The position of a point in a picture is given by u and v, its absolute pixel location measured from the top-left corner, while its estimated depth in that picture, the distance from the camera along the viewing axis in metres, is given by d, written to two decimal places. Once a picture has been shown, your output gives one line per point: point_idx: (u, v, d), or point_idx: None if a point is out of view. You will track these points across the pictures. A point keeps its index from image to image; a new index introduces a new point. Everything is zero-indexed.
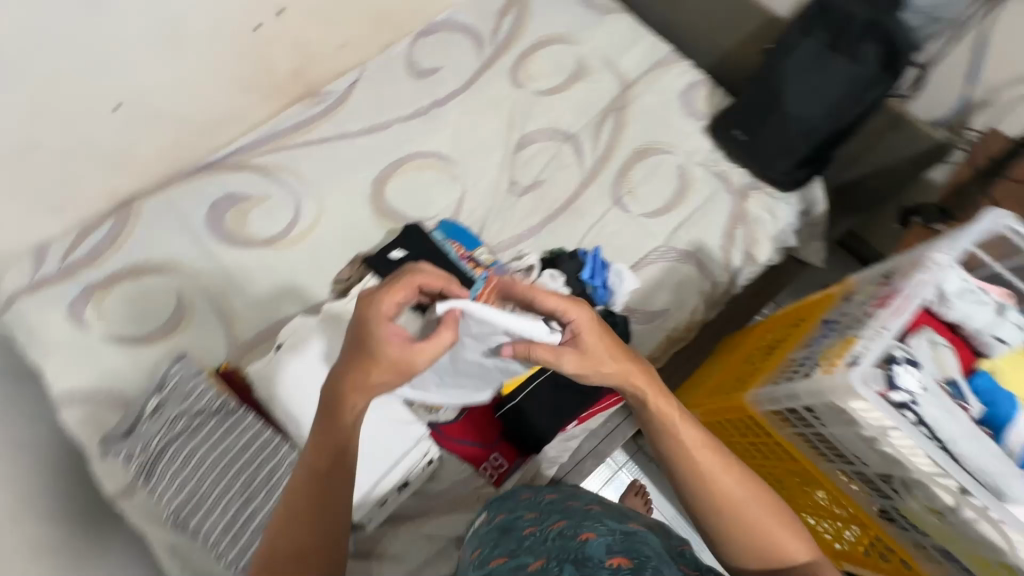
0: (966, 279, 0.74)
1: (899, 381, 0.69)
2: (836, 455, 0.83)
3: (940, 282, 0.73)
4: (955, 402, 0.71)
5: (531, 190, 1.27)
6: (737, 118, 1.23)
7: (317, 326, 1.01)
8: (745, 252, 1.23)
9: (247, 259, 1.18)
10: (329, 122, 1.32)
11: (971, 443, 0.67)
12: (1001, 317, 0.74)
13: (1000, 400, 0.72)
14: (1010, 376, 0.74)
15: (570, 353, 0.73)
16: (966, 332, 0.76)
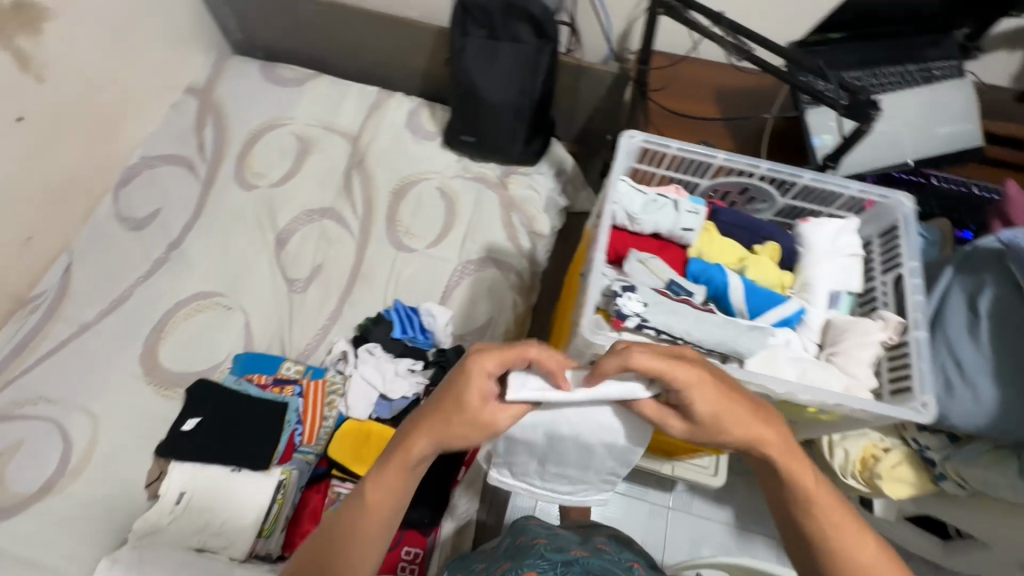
0: (639, 187, 0.66)
1: (624, 311, 0.59)
2: None
3: (618, 202, 0.65)
4: (678, 301, 0.61)
5: (314, 279, 1.22)
6: (460, 125, 1.29)
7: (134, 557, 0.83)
8: (530, 231, 1.30)
9: (23, 525, 0.96)
10: (59, 324, 1.14)
11: (705, 326, 0.59)
12: (678, 206, 0.65)
13: (714, 275, 0.64)
14: (712, 249, 0.66)
15: (676, 415, 0.55)
16: (665, 234, 0.66)
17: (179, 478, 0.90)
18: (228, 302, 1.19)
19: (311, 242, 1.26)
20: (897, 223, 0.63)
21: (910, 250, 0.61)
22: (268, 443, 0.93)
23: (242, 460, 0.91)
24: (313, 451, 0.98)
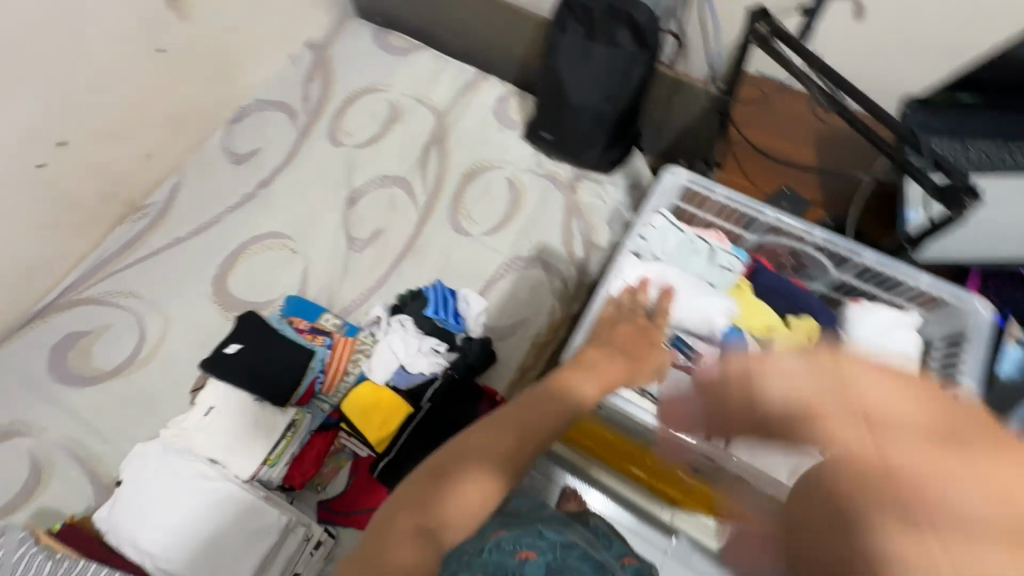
0: (684, 232, 0.90)
1: None
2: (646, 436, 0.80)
3: (652, 239, 0.90)
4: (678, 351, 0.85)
5: (372, 241, 1.28)
6: (540, 121, 1.30)
7: (199, 428, 0.96)
8: (588, 240, 1.25)
9: (98, 398, 1.15)
10: (157, 235, 1.32)
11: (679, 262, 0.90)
12: (712, 261, 0.91)
13: (730, 335, 0.85)
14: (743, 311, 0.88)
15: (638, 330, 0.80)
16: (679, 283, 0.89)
17: (211, 396, 0.99)
18: (294, 246, 1.29)
19: (378, 207, 1.33)
20: (968, 328, 0.82)
21: (966, 365, 0.80)
22: (291, 384, 0.99)
23: (262, 388, 0.98)
24: (329, 402, 1.05)
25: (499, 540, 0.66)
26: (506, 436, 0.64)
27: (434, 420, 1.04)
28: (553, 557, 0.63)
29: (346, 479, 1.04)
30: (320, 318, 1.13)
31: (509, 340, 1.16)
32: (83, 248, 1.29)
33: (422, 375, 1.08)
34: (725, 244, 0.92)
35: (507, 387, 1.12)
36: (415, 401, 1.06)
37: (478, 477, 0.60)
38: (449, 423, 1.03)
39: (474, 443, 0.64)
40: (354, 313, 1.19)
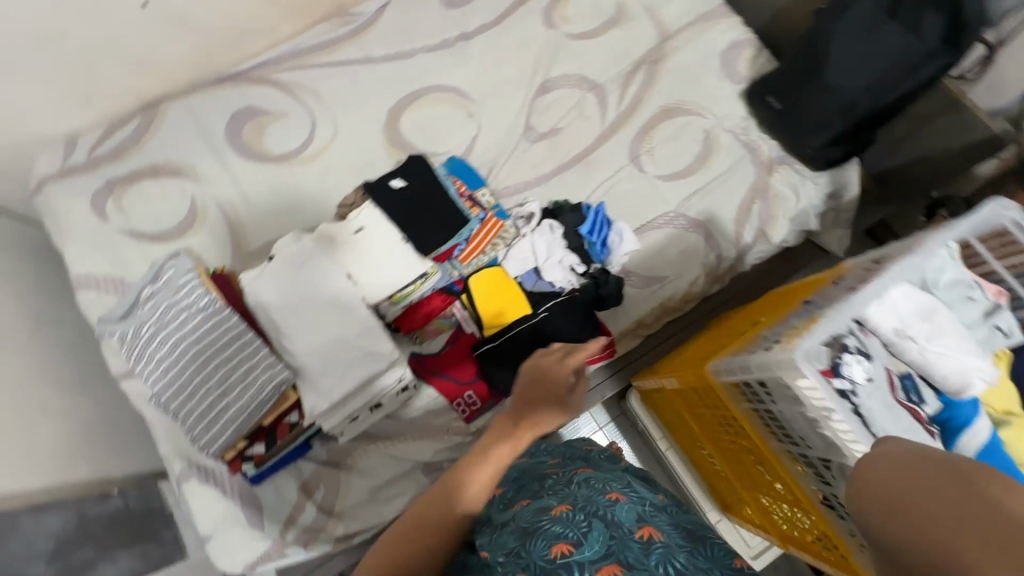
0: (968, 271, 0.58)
1: (846, 365, 0.49)
2: (785, 434, 0.62)
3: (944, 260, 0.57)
4: (908, 397, 0.52)
5: (547, 137, 1.24)
6: (774, 85, 1.15)
7: (348, 240, 0.98)
8: (761, 230, 1.16)
9: (259, 176, 1.22)
10: (353, 46, 1.30)
11: (951, 292, 0.57)
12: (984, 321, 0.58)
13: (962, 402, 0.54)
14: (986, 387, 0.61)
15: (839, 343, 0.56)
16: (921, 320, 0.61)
17: (365, 218, 1.00)
18: (472, 110, 1.26)
19: (566, 106, 1.26)
20: None
21: None
22: (440, 241, 1.01)
23: (412, 235, 1.00)
24: (459, 271, 1.05)
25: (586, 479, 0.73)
26: (503, 437, 0.72)
27: (549, 332, 1.04)
28: (645, 509, 0.68)
29: (444, 343, 1.09)
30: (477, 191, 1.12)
31: (640, 292, 1.13)
32: (286, 31, 1.31)
33: (550, 286, 1.08)
34: (1001, 300, 0.60)
35: (619, 332, 1.12)
36: (535, 305, 1.07)
37: (484, 475, 0.68)
38: (557, 340, 1.04)
39: (467, 467, 0.68)
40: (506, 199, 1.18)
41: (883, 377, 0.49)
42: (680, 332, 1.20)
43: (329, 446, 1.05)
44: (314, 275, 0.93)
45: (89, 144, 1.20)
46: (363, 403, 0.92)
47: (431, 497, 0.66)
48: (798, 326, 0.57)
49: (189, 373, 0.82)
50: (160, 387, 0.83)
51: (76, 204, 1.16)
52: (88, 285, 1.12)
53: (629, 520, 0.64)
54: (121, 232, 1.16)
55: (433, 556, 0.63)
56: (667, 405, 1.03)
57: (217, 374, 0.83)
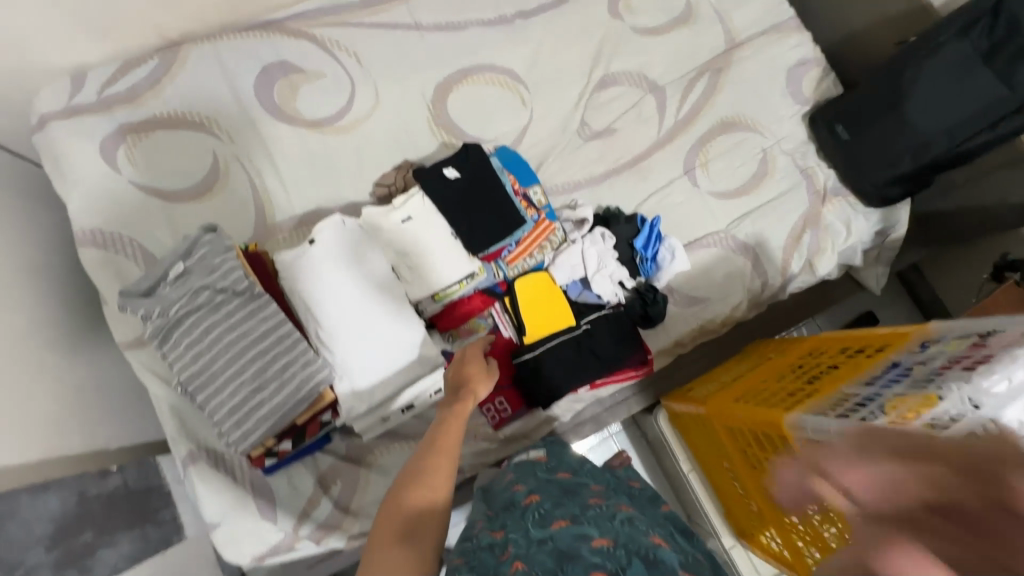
0: None
1: None
2: None
3: None
4: None
5: (601, 137, 1.18)
6: (843, 113, 1.10)
7: (396, 230, 0.93)
8: (808, 261, 1.14)
9: (290, 140, 1.12)
10: (403, 7, 1.19)
11: None
12: None
13: None
14: None
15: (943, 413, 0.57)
16: None
17: (416, 207, 0.95)
18: (526, 96, 1.19)
19: (623, 105, 1.20)
20: None
21: None
22: (492, 239, 0.95)
23: (463, 231, 0.95)
24: (504, 272, 1.00)
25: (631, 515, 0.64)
26: (434, 438, 0.70)
27: (591, 345, 1.00)
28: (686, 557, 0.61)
29: None
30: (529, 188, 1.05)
31: (682, 311, 1.10)
32: None
33: (596, 297, 1.04)
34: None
35: (656, 350, 1.09)
36: (577, 314, 1.03)
37: (438, 473, 0.66)
38: (597, 356, 1.01)
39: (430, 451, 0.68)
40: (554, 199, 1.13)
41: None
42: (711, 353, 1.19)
43: (349, 441, 1.00)
44: (358, 264, 0.88)
45: (100, 81, 1.06)
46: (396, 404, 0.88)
47: (414, 489, 0.64)
48: (909, 397, 0.56)
49: (223, 363, 0.76)
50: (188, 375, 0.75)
51: (81, 148, 1.03)
52: (92, 241, 1.01)
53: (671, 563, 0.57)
54: (132, 186, 1.05)
55: (431, 529, 0.62)
56: (698, 428, 1.02)
57: (254, 366, 0.76)
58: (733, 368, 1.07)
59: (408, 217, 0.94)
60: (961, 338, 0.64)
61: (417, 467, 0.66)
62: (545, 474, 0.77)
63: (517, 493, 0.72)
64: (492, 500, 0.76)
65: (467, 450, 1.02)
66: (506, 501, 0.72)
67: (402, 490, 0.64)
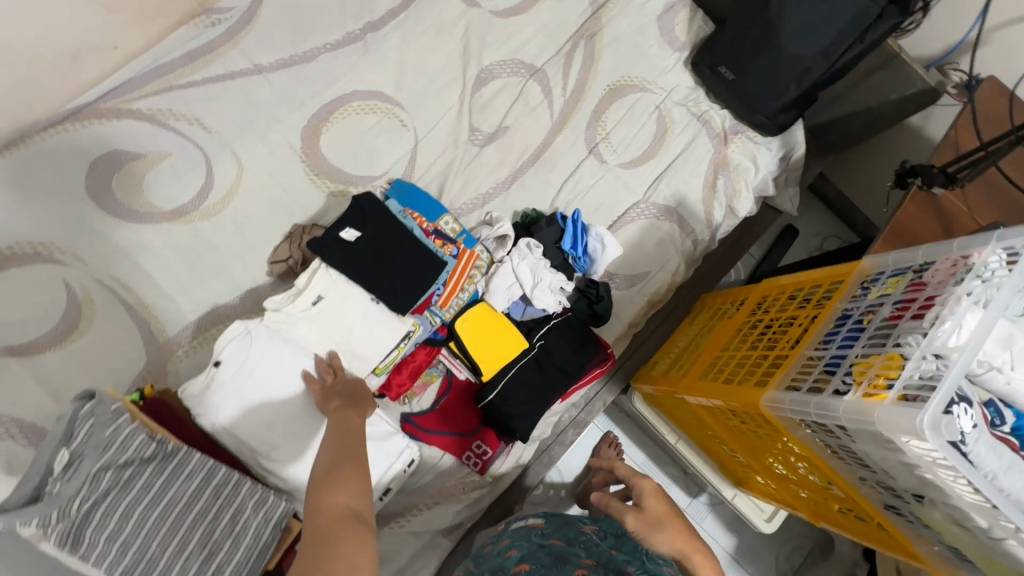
0: None
1: (959, 417, 0.48)
2: (857, 461, 0.61)
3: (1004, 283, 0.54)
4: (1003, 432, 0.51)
5: (495, 139, 1.10)
6: (724, 53, 1.10)
7: (311, 315, 0.83)
8: (728, 206, 1.15)
9: (154, 240, 0.97)
10: (234, 53, 1.03)
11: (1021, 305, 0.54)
12: None
13: None
14: None
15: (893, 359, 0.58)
16: None
17: (325, 282, 0.85)
18: (404, 118, 1.08)
19: (508, 99, 1.12)
20: None
21: None
22: (418, 291, 0.88)
23: (384, 292, 0.86)
24: (440, 317, 0.93)
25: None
26: (337, 446, 0.69)
27: (552, 361, 0.97)
28: None
29: (434, 398, 0.97)
30: (438, 220, 0.96)
31: (628, 292, 1.08)
32: (138, 43, 1.00)
33: (541, 311, 0.99)
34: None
35: (614, 339, 1.07)
36: (527, 334, 0.99)
37: (353, 470, 0.64)
38: (560, 370, 0.97)
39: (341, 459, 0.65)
40: (467, 219, 1.05)
41: (982, 421, 0.49)
42: (664, 320, 1.19)
43: None
44: (274, 370, 0.79)
45: None
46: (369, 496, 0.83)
47: (332, 486, 0.60)
48: (871, 361, 0.56)
49: (158, 541, 0.65)
50: (117, 574, 0.63)
51: None
52: None
53: None
54: None
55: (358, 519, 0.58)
56: (671, 402, 1.02)
57: (199, 532, 0.67)
58: (687, 335, 1.09)
59: (318, 298, 0.84)
60: (896, 276, 0.64)
61: (329, 477, 0.62)
62: (539, 539, 0.74)
63: (509, 558, 0.70)
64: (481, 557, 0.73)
65: (460, 506, 0.96)
66: (495, 566, 0.70)
67: (320, 495, 0.59)
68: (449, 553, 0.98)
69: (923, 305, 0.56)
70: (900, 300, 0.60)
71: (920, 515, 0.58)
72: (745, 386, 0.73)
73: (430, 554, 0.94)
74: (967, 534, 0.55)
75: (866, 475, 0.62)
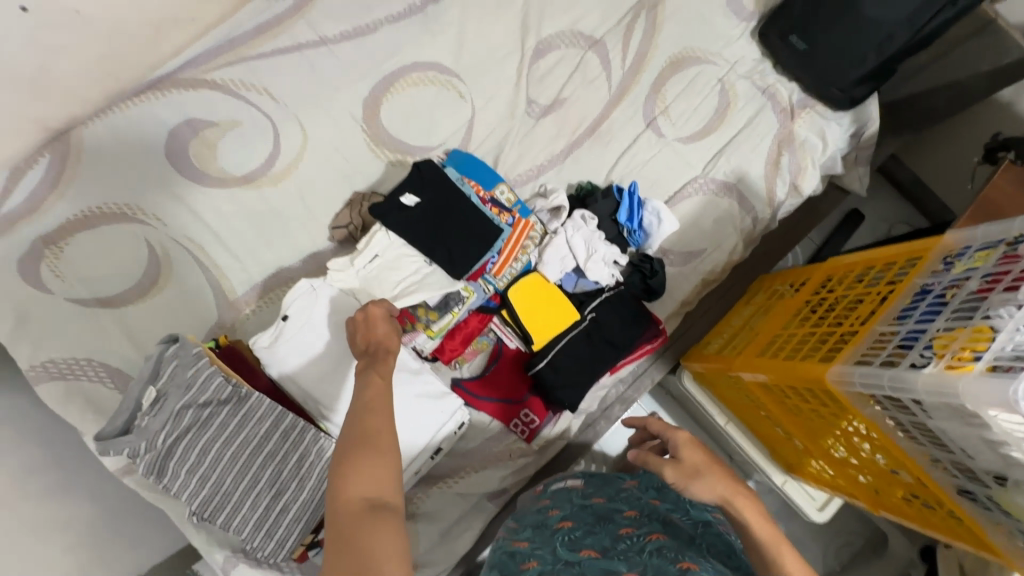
0: None
1: None
2: (931, 442, 0.59)
3: None
4: None
5: (552, 111, 1.09)
6: (795, 22, 1.05)
7: (371, 275, 0.88)
8: (792, 184, 1.11)
9: (226, 204, 1.02)
10: (300, 24, 1.06)
11: None
12: None
13: None
14: None
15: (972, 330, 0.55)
16: None
17: (386, 244, 0.88)
18: (462, 89, 1.09)
19: (565, 71, 1.11)
20: None
21: None
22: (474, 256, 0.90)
23: (440, 253, 0.89)
24: (494, 286, 0.94)
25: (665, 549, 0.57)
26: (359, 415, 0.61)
27: (604, 334, 0.97)
28: None
29: (485, 365, 0.99)
30: (494, 188, 0.96)
31: (682, 269, 1.06)
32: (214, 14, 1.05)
33: (593, 283, 0.99)
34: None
35: (666, 317, 1.05)
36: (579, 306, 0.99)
37: (378, 451, 0.58)
38: (610, 344, 0.97)
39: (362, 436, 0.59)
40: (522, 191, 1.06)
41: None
42: (717, 300, 1.16)
43: None
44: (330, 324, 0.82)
45: None
46: (421, 453, 0.85)
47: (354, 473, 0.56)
48: (953, 334, 0.54)
49: (234, 474, 0.70)
50: (200, 501, 0.69)
51: None
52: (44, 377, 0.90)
53: None
54: (68, 303, 0.94)
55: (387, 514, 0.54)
56: (723, 382, 1.01)
57: (269, 469, 0.72)
58: (743, 315, 1.05)
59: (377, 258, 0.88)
60: (986, 249, 0.60)
61: (347, 464, 0.56)
62: (580, 499, 0.73)
63: (550, 517, 0.70)
64: (522, 517, 0.74)
65: (507, 472, 0.98)
66: (537, 522, 0.70)
67: (342, 485, 0.55)
68: (493, 517, 1.00)
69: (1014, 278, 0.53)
70: (988, 272, 0.57)
71: (998, 500, 0.55)
72: (807, 363, 0.71)
73: (476, 517, 0.97)
74: None
75: (941, 459, 0.60)
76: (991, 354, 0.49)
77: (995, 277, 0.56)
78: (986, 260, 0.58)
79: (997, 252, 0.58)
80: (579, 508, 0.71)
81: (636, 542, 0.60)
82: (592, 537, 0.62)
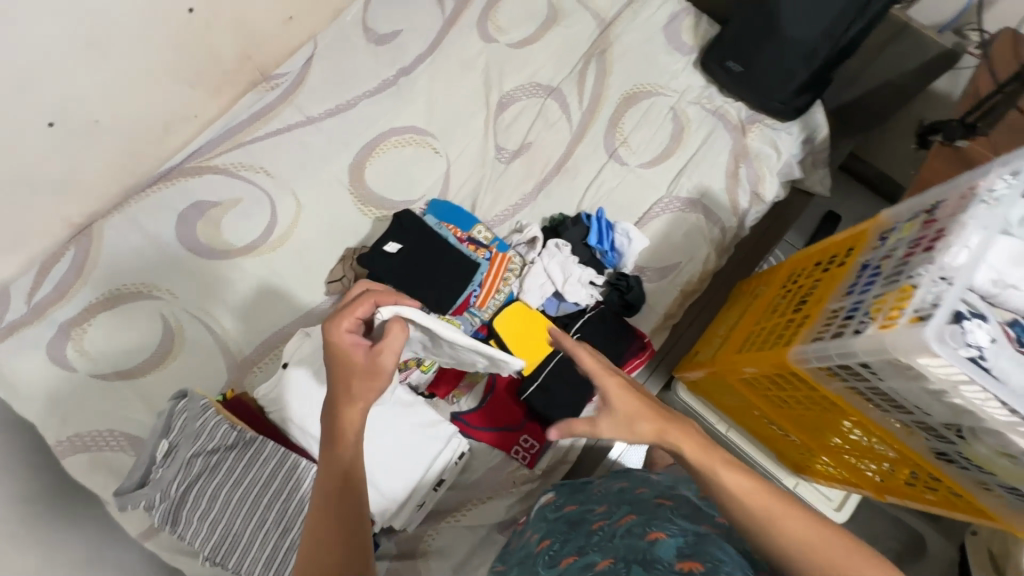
0: None
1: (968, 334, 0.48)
2: (892, 406, 0.61)
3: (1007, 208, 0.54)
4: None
5: (520, 155, 1.19)
6: (730, 49, 1.15)
7: None
8: (753, 192, 1.17)
9: (231, 272, 1.11)
10: (289, 109, 1.20)
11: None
12: None
13: None
14: None
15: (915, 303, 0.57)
16: None
17: None
18: (436, 146, 1.20)
19: (528, 118, 1.22)
20: None
21: None
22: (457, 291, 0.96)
23: (430, 297, 0.95)
24: (479, 317, 1.01)
25: (629, 527, 0.62)
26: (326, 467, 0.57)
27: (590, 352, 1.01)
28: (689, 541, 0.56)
29: (481, 397, 1.03)
30: (472, 229, 1.04)
31: (660, 284, 1.11)
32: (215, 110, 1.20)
33: (575, 305, 1.04)
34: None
35: (651, 330, 1.09)
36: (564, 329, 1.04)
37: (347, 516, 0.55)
38: None
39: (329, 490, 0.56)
40: (499, 228, 1.13)
41: (1001, 337, 0.49)
42: (702, 310, 1.19)
43: (398, 537, 0.95)
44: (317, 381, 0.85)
45: (25, 291, 1.04)
46: (423, 485, 0.88)
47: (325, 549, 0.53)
48: (885, 297, 0.57)
49: (241, 516, 0.74)
50: (210, 544, 0.74)
51: (27, 362, 1.00)
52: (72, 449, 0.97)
53: (670, 558, 0.54)
54: (92, 379, 1.02)
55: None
56: (717, 387, 1.02)
57: (273, 511, 0.75)
58: (727, 320, 1.08)
59: None
60: (911, 221, 0.65)
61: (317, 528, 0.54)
62: (554, 512, 0.75)
63: (531, 543, 0.72)
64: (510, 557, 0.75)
65: (514, 500, 0.99)
66: (521, 556, 0.71)
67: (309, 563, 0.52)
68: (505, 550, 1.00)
69: (929, 241, 0.57)
70: (913, 240, 0.61)
71: (965, 454, 0.57)
72: (774, 350, 0.75)
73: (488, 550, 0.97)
74: (1013, 465, 0.54)
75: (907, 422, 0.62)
76: (913, 306, 0.52)
77: (918, 243, 0.60)
78: (911, 230, 0.62)
79: (919, 222, 0.62)
80: (556, 512, 0.75)
81: (606, 528, 0.64)
82: (568, 545, 0.64)
